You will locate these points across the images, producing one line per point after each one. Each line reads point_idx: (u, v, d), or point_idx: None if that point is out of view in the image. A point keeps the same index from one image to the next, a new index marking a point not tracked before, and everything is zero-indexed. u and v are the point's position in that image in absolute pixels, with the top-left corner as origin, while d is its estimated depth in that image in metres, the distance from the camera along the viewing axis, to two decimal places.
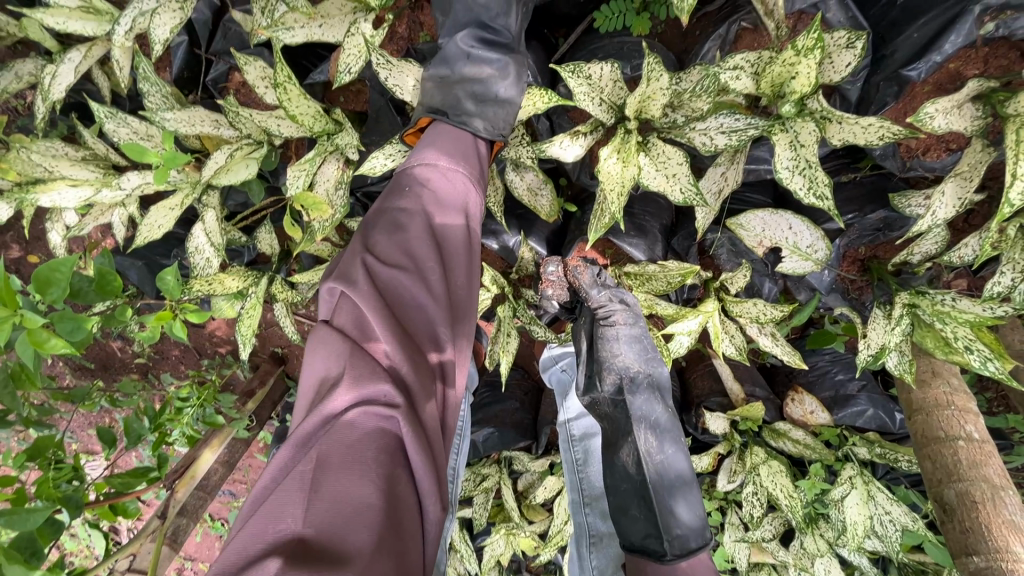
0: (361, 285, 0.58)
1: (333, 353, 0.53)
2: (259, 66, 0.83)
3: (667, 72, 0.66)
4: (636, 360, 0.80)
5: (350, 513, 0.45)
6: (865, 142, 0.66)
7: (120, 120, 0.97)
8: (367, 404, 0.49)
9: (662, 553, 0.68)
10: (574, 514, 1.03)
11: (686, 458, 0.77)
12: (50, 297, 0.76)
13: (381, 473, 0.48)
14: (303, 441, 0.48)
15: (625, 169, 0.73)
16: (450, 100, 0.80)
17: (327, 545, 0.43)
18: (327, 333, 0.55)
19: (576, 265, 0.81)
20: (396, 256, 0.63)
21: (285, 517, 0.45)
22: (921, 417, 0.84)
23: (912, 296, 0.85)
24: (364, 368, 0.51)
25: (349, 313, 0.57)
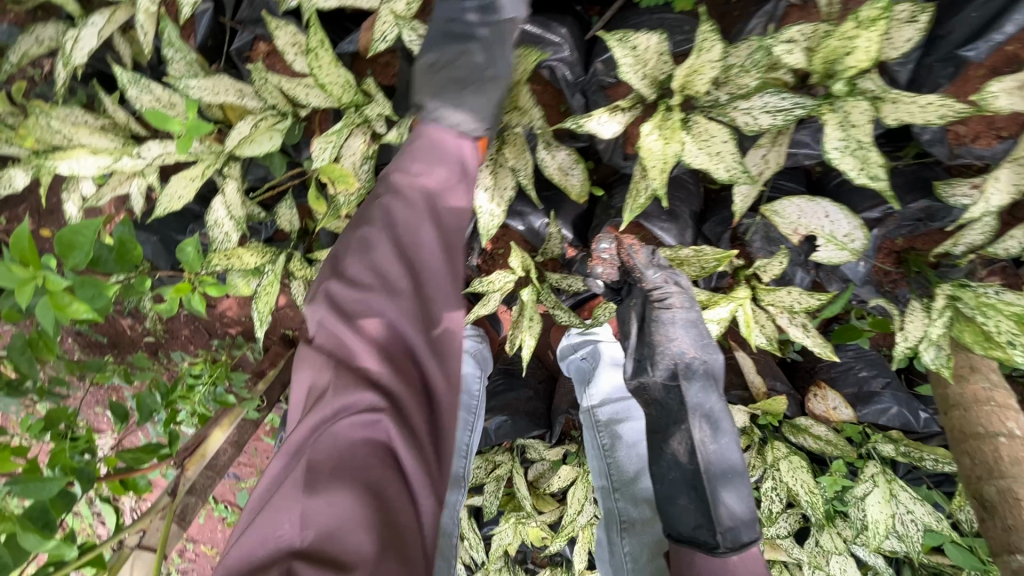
0: (334, 307, 0.59)
1: (316, 371, 0.58)
2: (291, 32, 0.81)
3: (721, 41, 0.64)
4: (692, 345, 0.82)
5: (344, 519, 0.51)
6: (924, 121, 0.63)
7: (143, 87, 0.95)
8: (346, 420, 0.55)
9: (715, 545, 0.72)
10: (604, 500, 1.03)
11: (736, 448, 0.79)
12: (73, 262, 0.74)
13: (369, 480, 0.54)
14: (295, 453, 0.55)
15: (668, 146, 0.71)
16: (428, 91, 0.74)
17: (328, 548, 0.50)
18: (309, 355, 0.59)
19: (632, 245, 0.88)
20: (361, 274, 0.60)
21: (286, 526, 0.51)
22: (958, 413, 0.82)
23: (954, 288, 0.82)
24: (343, 383, 0.56)
25: (326, 338, 0.59)
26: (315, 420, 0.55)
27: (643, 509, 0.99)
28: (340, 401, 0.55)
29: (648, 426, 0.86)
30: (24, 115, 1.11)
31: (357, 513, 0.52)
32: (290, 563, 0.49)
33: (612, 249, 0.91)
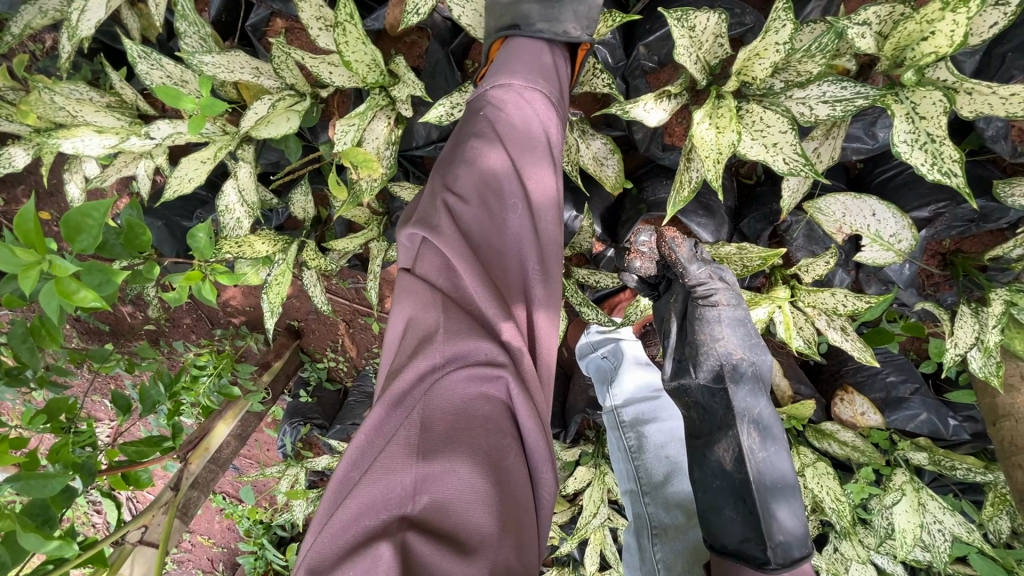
0: (448, 229, 0.55)
1: (425, 304, 0.52)
2: (316, 4, 0.75)
3: (792, 21, 0.58)
4: (740, 345, 0.77)
5: (465, 483, 0.43)
6: (1005, 113, 0.59)
7: (154, 62, 0.90)
8: (465, 365, 0.48)
9: (766, 560, 0.67)
10: (633, 504, 0.99)
11: (785, 457, 0.75)
12: (79, 247, 0.68)
13: (488, 442, 0.46)
14: (403, 401, 0.47)
15: (721, 136, 0.66)
16: (521, 11, 0.73)
17: (446, 520, 0.42)
18: (417, 287, 0.54)
19: (673, 237, 0.78)
20: (474, 197, 0.58)
21: (395, 488, 0.42)
22: (1009, 423, 0.79)
23: (1011, 293, 0.78)
24: (458, 319, 0.50)
25: (436, 267, 0.54)
26: (429, 361, 0.48)
27: (675, 514, 0.94)
28: (458, 341, 0.49)
29: (688, 430, 0.81)
30: (25, 90, 1.05)
31: (479, 476, 0.44)
32: (404, 532, 0.40)
33: (652, 241, 0.82)
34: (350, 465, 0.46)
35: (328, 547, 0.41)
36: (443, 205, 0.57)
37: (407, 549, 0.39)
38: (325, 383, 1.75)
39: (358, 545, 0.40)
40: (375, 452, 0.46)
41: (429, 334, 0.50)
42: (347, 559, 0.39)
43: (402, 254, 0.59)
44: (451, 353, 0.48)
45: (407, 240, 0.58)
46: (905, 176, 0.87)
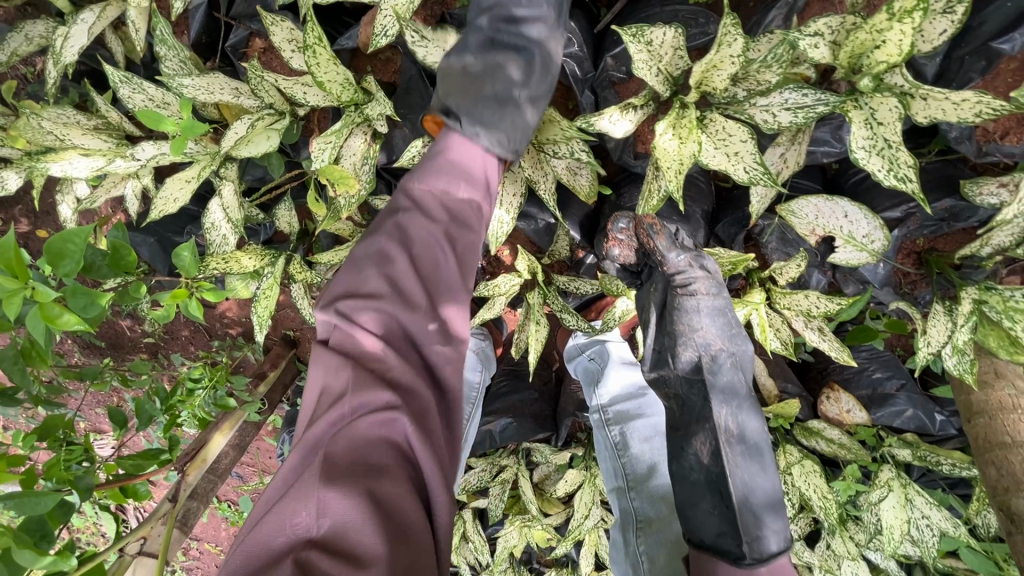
0: (356, 296, 0.58)
1: (329, 367, 0.55)
2: (287, 27, 0.77)
3: (743, 35, 0.59)
4: (719, 336, 0.78)
5: (360, 512, 0.46)
6: (957, 119, 0.59)
7: (136, 86, 0.92)
8: (366, 411, 0.51)
9: (740, 555, 0.69)
10: (618, 500, 1.00)
11: (765, 449, 0.76)
12: (62, 271, 0.70)
13: (383, 478, 0.49)
14: (311, 447, 0.51)
15: (683, 146, 0.67)
16: (466, 103, 0.73)
17: (343, 542, 0.46)
18: (323, 352, 0.56)
19: (651, 223, 0.80)
20: (383, 262, 0.61)
21: (298, 518, 0.47)
22: (983, 421, 0.79)
23: (979, 292, 0.79)
24: (360, 377, 0.53)
25: (345, 330, 0.57)
26: (332, 414, 0.51)
27: (659, 507, 0.96)
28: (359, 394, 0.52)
29: (669, 422, 0.82)
30: (15, 115, 1.08)
31: (375, 507, 0.47)
32: (304, 555, 0.44)
33: (629, 229, 0.84)
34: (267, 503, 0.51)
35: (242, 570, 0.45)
36: (355, 271, 0.61)
37: (303, 569, 0.43)
38: None
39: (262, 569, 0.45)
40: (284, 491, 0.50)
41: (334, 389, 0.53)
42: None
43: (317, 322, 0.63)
44: (352, 405, 0.51)
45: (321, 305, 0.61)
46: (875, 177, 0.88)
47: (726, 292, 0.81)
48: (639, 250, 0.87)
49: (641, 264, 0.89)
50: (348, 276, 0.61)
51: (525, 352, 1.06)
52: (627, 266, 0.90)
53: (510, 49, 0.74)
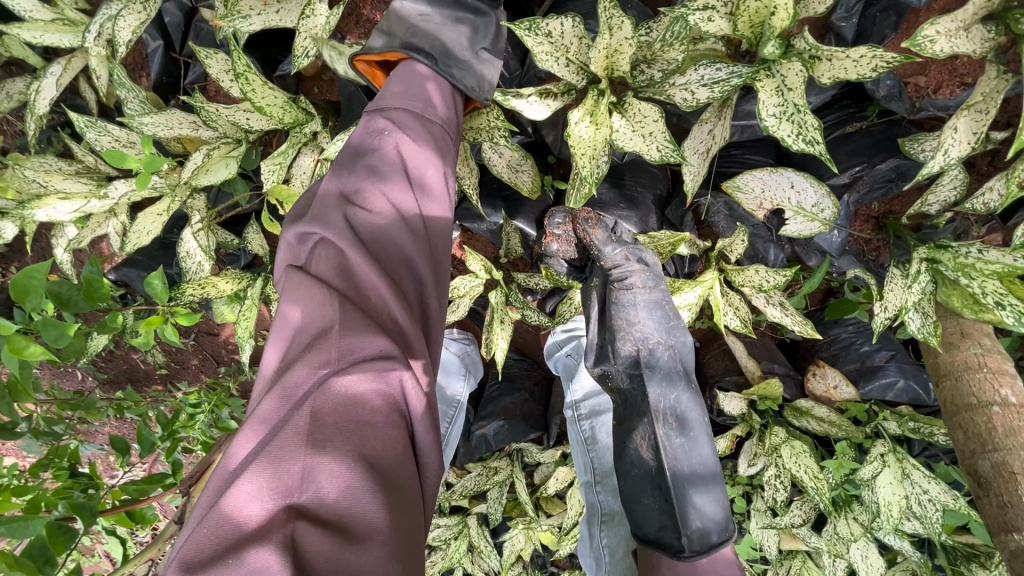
0: (349, 234, 0.54)
1: (316, 304, 0.49)
2: (221, 58, 0.81)
3: (629, 17, 0.61)
4: (656, 329, 0.80)
5: (353, 474, 0.41)
6: (858, 76, 0.59)
7: (101, 129, 0.99)
8: (363, 358, 0.47)
9: (680, 548, 0.68)
10: (586, 494, 1.01)
11: (706, 440, 0.77)
12: (29, 306, 0.76)
13: (377, 433, 0.45)
14: (293, 399, 0.44)
15: (597, 131, 0.69)
16: (435, 45, 0.74)
17: (333, 509, 0.40)
18: (305, 288, 0.51)
19: (587, 218, 0.83)
20: (373, 203, 0.58)
21: (280, 479, 0.40)
22: (950, 383, 0.76)
23: (931, 250, 0.77)
24: (354, 320, 0.49)
25: (335, 269, 0.52)
26: (325, 356, 0.46)
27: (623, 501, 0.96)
28: (353, 339, 0.48)
29: (615, 417, 0.84)
30: (4, 168, 1.15)
31: (369, 468, 0.43)
32: (293, 523, 0.38)
33: (565, 223, 0.85)
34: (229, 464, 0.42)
35: (208, 544, 0.37)
36: (341, 206, 0.57)
37: (294, 537, 0.37)
38: None
39: (241, 534, 0.37)
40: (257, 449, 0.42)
41: (324, 330, 0.48)
42: (230, 552, 0.36)
43: (285, 256, 0.57)
44: (345, 349, 0.47)
45: (298, 236, 0.56)
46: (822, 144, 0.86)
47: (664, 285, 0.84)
48: (577, 244, 0.88)
49: (581, 257, 0.90)
50: (332, 210, 0.57)
51: (494, 351, 1.06)
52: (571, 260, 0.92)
53: (470, 12, 0.76)
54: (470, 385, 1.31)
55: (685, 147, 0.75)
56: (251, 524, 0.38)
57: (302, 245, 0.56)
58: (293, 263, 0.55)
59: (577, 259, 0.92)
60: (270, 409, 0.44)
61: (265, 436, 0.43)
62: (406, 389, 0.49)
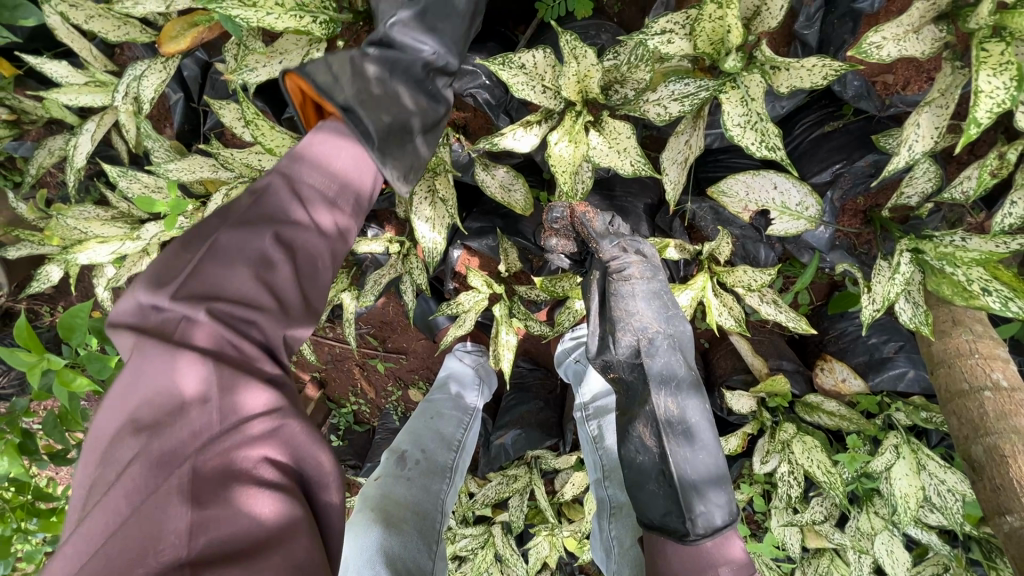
0: (224, 294, 0.49)
1: (178, 371, 0.45)
2: (233, 108, 0.91)
3: (591, 46, 0.66)
4: (655, 318, 0.82)
5: (249, 522, 0.42)
6: (812, 84, 0.63)
7: (131, 177, 1.09)
8: (244, 418, 0.46)
9: (685, 532, 0.73)
10: (596, 489, 1.04)
11: (708, 427, 0.81)
12: (75, 341, 0.84)
13: (271, 482, 0.45)
14: (162, 469, 0.42)
15: (576, 149, 0.74)
16: (382, 122, 0.67)
17: (238, 546, 0.41)
18: (157, 358, 0.45)
19: (586, 214, 0.83)
20: (249, 261, 0.51)
21: (166, 542, 0.39)
22: (943, 370, 0.77)
23: (915, 241, 0.78)
24: (232, 382, 0.46)
25: (198, 336, 0.47)
26: (198, 424, 0.44)
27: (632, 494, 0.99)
28: (232, 405, 0.45)
29: (618, 406, 0.86)
30: (49, 218, 1.26)
31: (274, 504, 0.44)
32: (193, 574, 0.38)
33: (564, 218, 0.84)
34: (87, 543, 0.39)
35: None
36: (217, 252, 0.51)
37: None
38: (355, 426, 1.68)
39: None
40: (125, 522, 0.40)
41: (192, 399, 0.45)
42: None
43: (122, 310, 0.49)
44: (225, 412, 0.45)
45: (143, 299, 0.48)
46: (805, 144, 0.88)
47: (662, 275, 0.86)
48: (576, 239, 0.88)
49: (581, 251, 0.91)
50: (200, 264, 0.50)
51: (502, 363, 1.11)
52: (570, 255, 0.92)
53: (429, 97, 0.76)
54: (485, 397, 1.36)
55: (664, 158, 0.79)
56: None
57: (147, 307, 0.48)
58: (135, 326, 0.47)
59: (577, 254, 0.92)
60: (129, 483, 0.41)
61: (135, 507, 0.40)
62: (298, 439, 0.49)
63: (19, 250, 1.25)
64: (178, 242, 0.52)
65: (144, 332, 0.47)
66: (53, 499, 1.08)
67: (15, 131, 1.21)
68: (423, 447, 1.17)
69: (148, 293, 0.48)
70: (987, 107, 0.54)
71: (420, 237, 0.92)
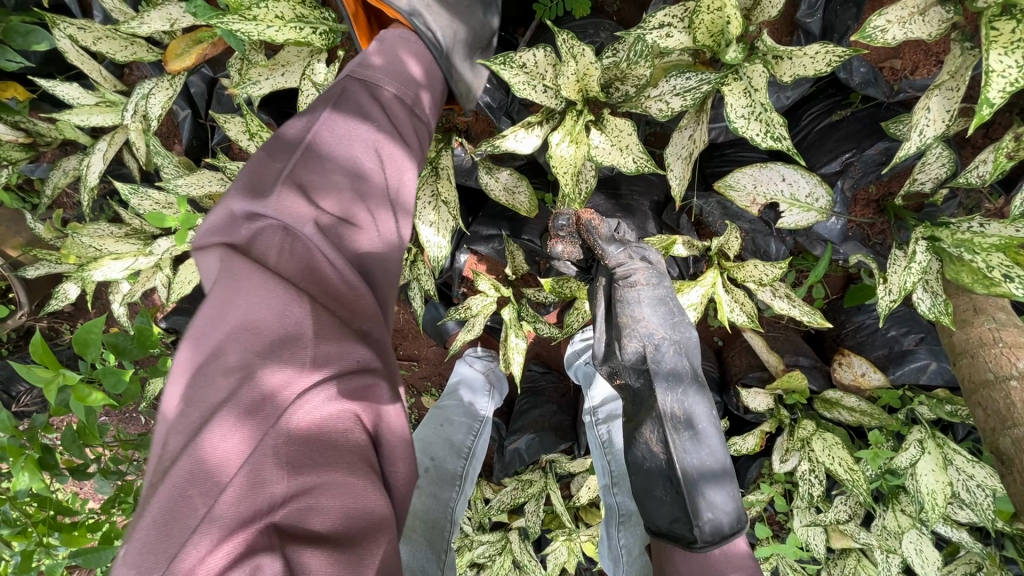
0: (321, 214, 0.50)
1: (276, 305, 0.43)
2: (238, 121, 0.92)
3: (588, 45, 0.66)
4: (661, 325, 0.81)
5: (341, 489, 0.40)
6: (815, 72, 0.61)
7: (142, 194, 1.10)
8: (339, 365, 0.44)
9: (693, 540, 0.72)
10: (604, 495, 1.04)
11: (716, 434, 0.79)
12: (90, 357, 0.85)
13: (359, 450, 0.43)
14: (259, 420, 0.40)
15: (578, 150, 0.74)
16: None
17: (328, 524, 0.39)
18: (256, 282, 0.44)
19: (592, 221, 0.83)
20: (337, 180, 0.55)
21: (262, 505, 0.37)
22: (966, 360, 0.75)
23: (931, 229, 0.76)
24: (324, 324, 0.45)
25: (297, 259, 0.47)
26: (296, 365, 0.42)
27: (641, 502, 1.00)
28: (329, 346, 0.44)
29: (626, 412, 0.86)
30: (66, 237, 1.28)
31: (362, 481, 0.42)
32: (282, 548, 0.36)
33: (569, 225, 0.85)
34: (180, 491, 0.36)
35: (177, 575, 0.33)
36: (302, 182, 0.52)
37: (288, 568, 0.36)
38: None
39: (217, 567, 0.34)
40: (224, 472, 0.37)
41: (285, 339, 0.43)
42: None
43: (214, 225, 0.48)
44: (320, 357, 0.43)
45: (240, 211, 0.48)
46: (813, 134, 0.87)
47: (668, 282, 0.84)
48: (581, 245, 0.88)
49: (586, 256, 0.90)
50: (286, 195, 0.50)
51: (512, 366, 1.11)
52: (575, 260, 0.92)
53: None
54: (496, 402, 1.35)
55: (667, 153, 0.78)
56: (233, 552, 0.35)
57: (240, 221, 0.48)
58: (225, 240, 0.46)
59: (583, 259, 0.92)
60: (224, 426, 0.38)
61: (230, 457, 0.38)
62: (382, 401, 0.47)
63: (38, 269, 1.28)
64: (258, 159, 0.54)
65: (237, 250, 0.46)
66: (74, 513, 1.09)
67: (32, 153, 1.23)
68: (434, 455, 1.18)
69: (244, 207, 0.48)
70: (999, 86, 0.52)
71: (424, 241, 0.91)
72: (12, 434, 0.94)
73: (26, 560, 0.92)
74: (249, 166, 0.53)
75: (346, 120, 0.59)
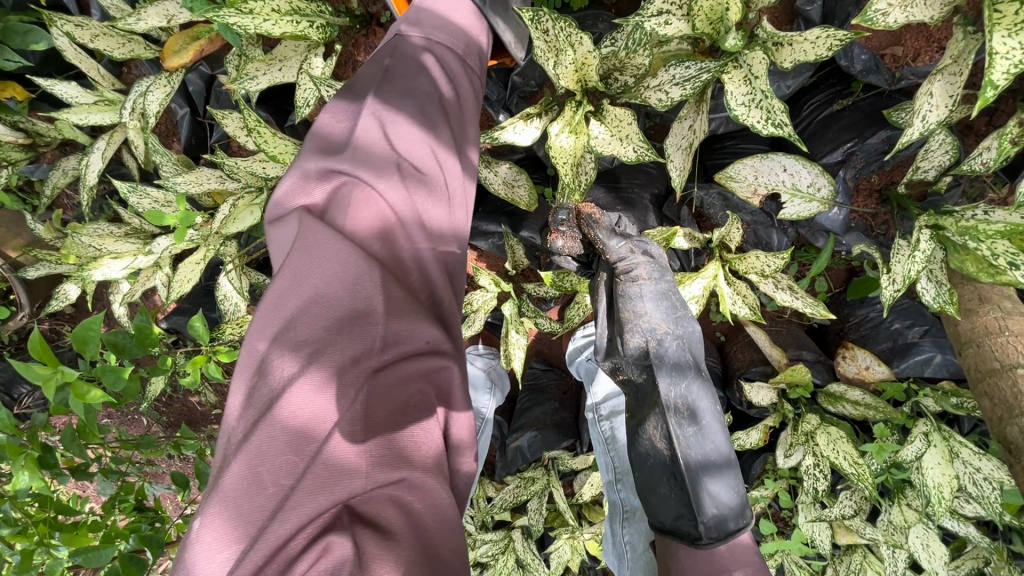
0: (394, 181, 0.48)
1: (351, 274, 0.41)
2: (235, 117, 0.92)
3: (586, 33, 0.65)
4: (663, 320, 0.80)
5: (410, 477, 0.39)
6: (817, 57, 0.61)
7: (141, 193, 1.10)
8: (414, 346, 0.43)
9: (698, 536, 0.72)
10: (607, 492, 1.03)
11: (719, 428, 0.79)
12: (89, 354, 0.85)
13: (428, 430, 0.42)
14: (339, 388, 0.38)
15: (577, 140, 0.74)
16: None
17: (400, 513, 0.37)
18: (336, 247, 0.41)
19: (592, 214, 0.79)
20: (409, 143, 0.51)
21: (337, 486, 0.36)
22: (972, 350, 0.74)
23: (934, 217, 0.76)
24: (399, 301, 0.43)
25: (371, 227, 0.45)
26: (372, 340, 0.41)
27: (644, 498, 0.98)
28: (400, 323, 0.43)
29: (629, 408, 0.85)
30: (65, 237, 1.28)
31: (428, 472, 0.40)
32: (354, 525, 0.35)
33: (569, 220, 0.81)
34: (257, 456, 0.34)
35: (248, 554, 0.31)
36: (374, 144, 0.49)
37: (359, 555, 0.33)
38: None
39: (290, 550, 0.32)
40: (301, 449, 0.35)
41: (362, 312, 0.41)
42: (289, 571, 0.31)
43: (286, 187, 0.46)
44: (389, 336, 0.42)
45: (314, 170, 0.46)
46: (813, 124, 0.86)
47: (670, 276, 0.84)
48: (582, 240, 0.83)
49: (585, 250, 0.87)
50: (358, 159, 0.47)
51: (513, 362, 1.10)
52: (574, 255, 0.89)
53: None
54: (497, 400, 1.34)
55: (667, 144, 0.77)
56: (308, 531, 0.33)
57: (316, 180, 0.46)
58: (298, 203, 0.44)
59: (582, 254, 0.89)
60: (301, 394, 0.36)
61: (306, 432, 0.36)
62: (450, 385, 0.46)
63: (38, 269, 1.27)
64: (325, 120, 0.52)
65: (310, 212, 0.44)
66: (74, 513, 1.09)
67: (31, 154, 1.23)
68: None
69: (319, 164, 0.47)
70: (1003, 68, 0.52)
71: None
72: (12, 433, 0.93)
73: (27, 560, 0.92)
74: (314, 131, 0.51)
75: (421, 82, 0.56)
